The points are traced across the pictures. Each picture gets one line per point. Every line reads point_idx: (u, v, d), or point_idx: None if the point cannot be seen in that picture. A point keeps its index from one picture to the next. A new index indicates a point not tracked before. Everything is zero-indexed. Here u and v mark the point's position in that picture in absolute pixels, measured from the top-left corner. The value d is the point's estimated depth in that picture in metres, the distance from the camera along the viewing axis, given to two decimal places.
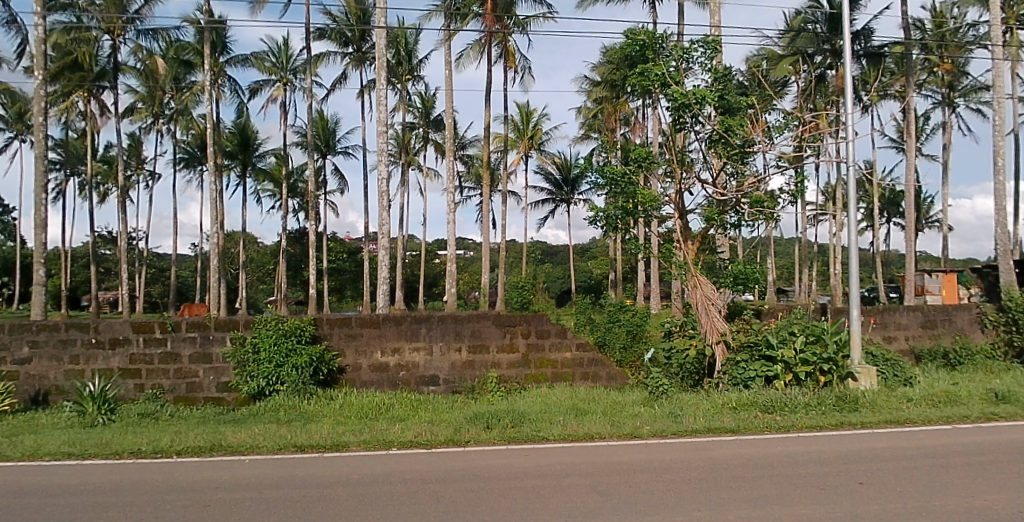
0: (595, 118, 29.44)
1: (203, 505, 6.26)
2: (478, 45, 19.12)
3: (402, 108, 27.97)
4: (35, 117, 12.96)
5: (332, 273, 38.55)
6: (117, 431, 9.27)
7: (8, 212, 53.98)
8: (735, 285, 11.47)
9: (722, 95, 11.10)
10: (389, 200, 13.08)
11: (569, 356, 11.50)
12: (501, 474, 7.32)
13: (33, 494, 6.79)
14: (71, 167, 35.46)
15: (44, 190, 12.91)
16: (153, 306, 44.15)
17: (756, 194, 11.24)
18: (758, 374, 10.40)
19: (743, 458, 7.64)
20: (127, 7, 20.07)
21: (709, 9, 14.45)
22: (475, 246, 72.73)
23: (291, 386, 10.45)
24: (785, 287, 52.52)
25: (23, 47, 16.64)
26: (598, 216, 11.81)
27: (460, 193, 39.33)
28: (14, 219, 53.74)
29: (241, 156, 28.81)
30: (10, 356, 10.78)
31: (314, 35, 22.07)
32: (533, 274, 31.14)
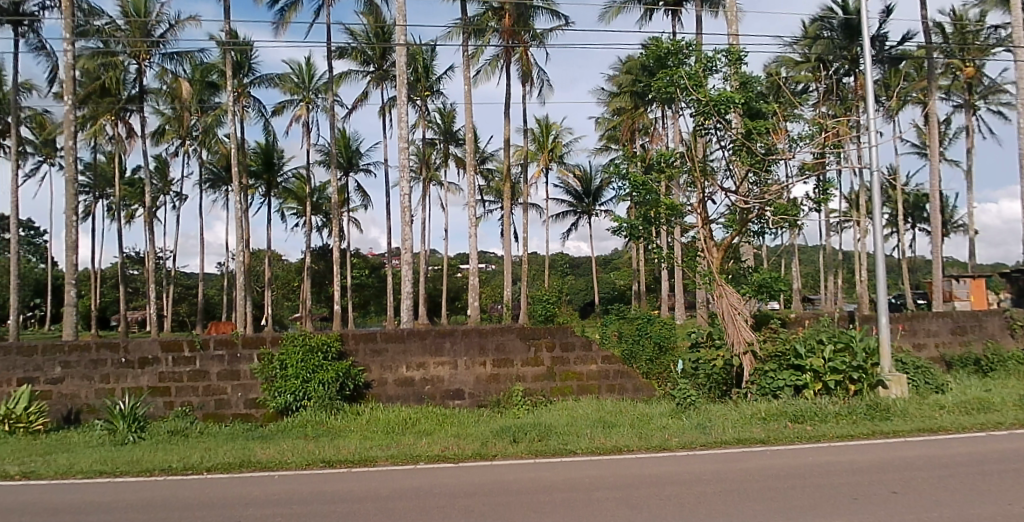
0: (615, 129, 29.60)
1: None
2: (497, 60, 19.28)
3: (422, 123, 28.20)
4: (63, 141, 13.13)
5: (356, 289, 38.89)
6: (148, 449, 9.39)
7: (40, 236, 55.29)
8: (760, 294, 11.41)
9: (746, 100, 11.10)
10: (411, 215, 13.11)
11: (594, 368, 11.47)
12: (531, 488, 7.31)
13: (67, 512, 6.89)
14: (100, 190, 36.10)
15: (74, 212, 13.09)
16: (180, 325, 44.74)
17: (779, 202, 11.17)
18: (787, 384, 10.32)
19: (775, 469, 7.56)
20: (151, 31, 20.44)
21: (726, 17, 14.46)
22: (498, 259, 73.33)
23: (318, 402, 10.53)
24: (810, 295, 52.13)
25: (53, 73, 17.03)
26: (621, 226, 11.81)
27: (481, 207, 39.52)
28: (45, 242, 54.96)
29: (266, 176, 29.13)
30: (42, 377, 10.94)
31: (334, 54, 22.32)
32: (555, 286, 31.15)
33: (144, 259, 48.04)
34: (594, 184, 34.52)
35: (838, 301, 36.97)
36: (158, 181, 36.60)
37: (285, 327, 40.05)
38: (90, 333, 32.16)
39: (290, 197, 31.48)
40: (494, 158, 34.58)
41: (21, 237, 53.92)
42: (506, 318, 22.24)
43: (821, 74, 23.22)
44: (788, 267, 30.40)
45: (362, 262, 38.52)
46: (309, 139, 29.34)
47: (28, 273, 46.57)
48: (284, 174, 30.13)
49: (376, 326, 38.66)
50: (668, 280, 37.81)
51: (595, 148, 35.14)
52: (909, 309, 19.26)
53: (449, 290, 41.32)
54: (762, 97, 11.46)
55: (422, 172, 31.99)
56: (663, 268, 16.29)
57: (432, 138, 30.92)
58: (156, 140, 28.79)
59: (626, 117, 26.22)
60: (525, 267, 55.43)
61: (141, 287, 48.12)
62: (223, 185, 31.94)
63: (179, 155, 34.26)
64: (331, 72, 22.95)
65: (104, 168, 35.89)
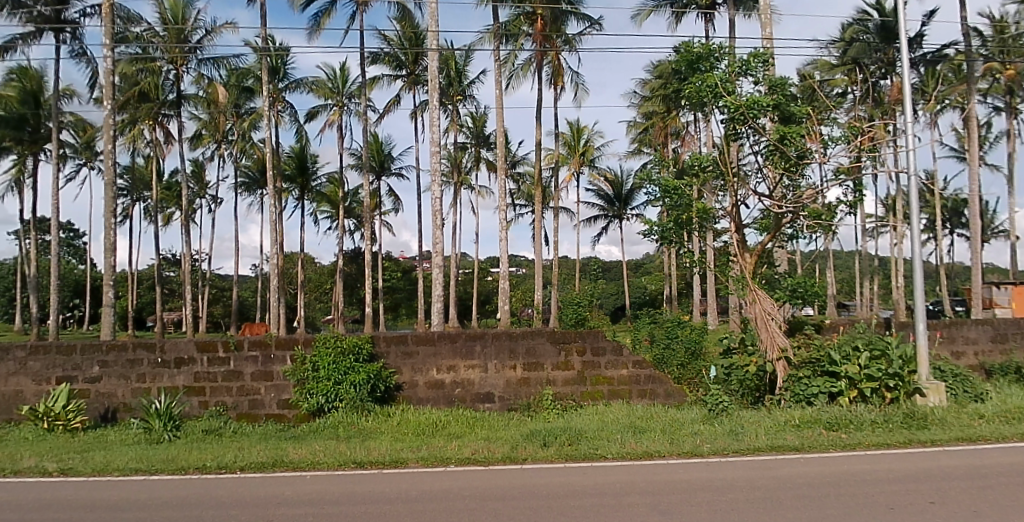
0: (646, 133, 29.49)
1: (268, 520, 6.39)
2: (530, 64, 19.33)
3: (454, 127, 28.34)
4: (103, 144, 13.40)
5: (387, 292, 39.23)
6: (183, 448, 9.53)
7: (79, 237, 56.57)
8: (794, 299, 11.29)
9: (779, 104, 11.00)
10: (442, 218, 13.16)
11: (625, 373, 11.43)
12: (560, 492, 7.28)
13: (104, 508, 7.02)
14: (137, 193, 36.85)
15: (113, 215, 13.33)
16: (215, 326, 45.49)
17: (814, 207, 11.03)
18: (821, 391, 10.19)
19: (809, 477, 7.45)
20: (188, 37, 20.80)
21: (760, 20, 14.36)
22: (528, 263, 73.42)
23: (350, 403, 10.63)
24: (845, 302, 51.36)
25: (94, 78, 17.41)
26: (652, 230, 11.76)
27: (511, 210, 39.62)
28: (84, 243, 56.21)
29: (300, 180, 29.45)
30: (80, 375, 11.17)
31: (368, 59, 22.54)
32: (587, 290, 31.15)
33: (180, 261, 48.91)
34: (625, 189, 34.40)
35: (874, 308, 36.41)
36: (194, 185, 37.30)
37: (316, 329, 40.46)
38: (128, 333, 32.83)
39: (323, 201, 31.78)
40: (524, 162, 34.64)
41: (62, 239, 55.25)
42: (537, 321, 22.27)
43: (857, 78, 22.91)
44: (822, 273, 30.00)
45: (393, 265, 38.84)
46: (342, 144, 29.59)
47: (68, 275, 47.67)
48: (317, 178, 30.44)
49: (407, 329, 38.84)
50: (700, 284, 37.57)
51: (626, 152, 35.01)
52: (951, 315, 18.93)
53: (479, 294, 41.45)
54: (795, 100, 11.32)
55: (453, 176, 32.15)
56: (698, 273, 16.19)
57: (463, 142, 31.07)
58: (192, 144, 29.26)
59: (658, 121, 26.11)
60: (555, 271, 55.40)
61: (177, 288, 49.00)
62: (257, 189, 32.38)
63: (214, 158, 34.80)
64: (364, 77, 23.17)
65: (142, 172, 36.65)
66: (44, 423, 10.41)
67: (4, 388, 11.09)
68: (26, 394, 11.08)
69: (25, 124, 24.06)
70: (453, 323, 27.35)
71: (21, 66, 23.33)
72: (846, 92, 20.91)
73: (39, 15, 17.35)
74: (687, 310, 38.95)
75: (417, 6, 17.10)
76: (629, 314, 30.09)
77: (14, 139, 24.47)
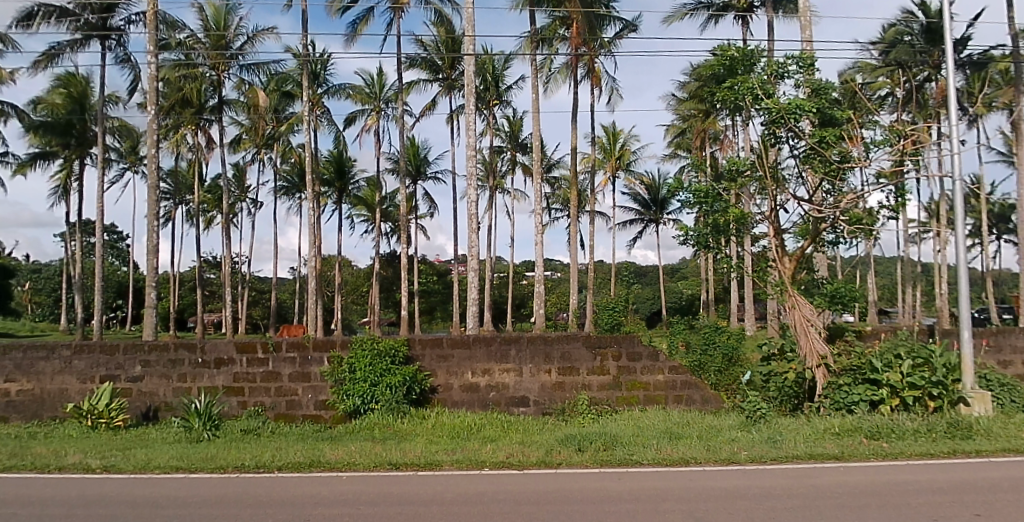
0: (683, 136, 29.34)
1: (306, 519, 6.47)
2: (567, 68, 19.36)
3: (490, 132, 28.45)
4: (147, 149, 13.68)
5: (422, 295, 39.52)
6: (222, 446, 9.69)
7: (123, 240, 58.05)
8: (834, 305, 11.12)
9: (820, 108, 10.83)
10: (478, 221, 13.18)
11: (661, 378, 11.32)
12: (594, 497, 7.25)
13: (145, 505, 7.16)
14: (179, 196, 37.65)
15: (155, 218, 13.60)
16: (254, 327, 46.31)
17: (855, 211, 10.85)
18: (862, 399, 10.01)
19: (849, 486, 7.32)
20: (230, 43, 21.22)
21: (800, 23, 14.20)
22: (563, 267, 73.48)
23: (386, 405, 10.73)
24: (888, 309, 50.43)
25: (137, 84, 17.80)
26: (689, 235, 11.68)
27: (546, 214, 39.70)
28: (128, 246, 57.65)
29: (338, 184, 29.83)
30: (123, 375, 11.42)
31: (405, 63, 22.72)
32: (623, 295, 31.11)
33: (221, 263, 49.86)
34: (661, 193, 34.23)
35: (918, 315, 35.71)
36: (235, 189, 37.97)
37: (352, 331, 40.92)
38: (171, 333, 33.55)
39: (361, 205, 32.12)
40: (560, 166, 34.64)
41: (107, 242, 56.75)
42: (573, 326, 22.30)
43: (899, 80, 22.56)
44: (864, 280, 29.52)
45: (429, 268, 39.14)
46: (380, 149, 29.88)
47: (112, 276, 48.89)
48: (355, 181, 30.80)
49: (441, 332, 38.99)
50: (738, 289, 37.22)
51: (663, 156, 34.88)
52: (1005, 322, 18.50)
53: (514, 298, 41.58)
54: (836, 103, 11.16)
55: (488, 180, 32.28)
56: (739, 279, 16.07)
57: (500, 147, 31.16)
58: (233, 149, 29.79)
59: (696, 124, 25.95)
60: (591, 275, 55.35)
61: (217, 290, 49.93)
62: (296, 193, 32.84)
63: (254, 163, 35.41)
64: (401, 82, 23.37)
65: (183, 176, 37.47)
66: (87, 421, 10.69)
67: (50, 386, 11.40)
68: (71, 392, 11.38)
69: (71, 131, 24.72)
70: (489, 327, 27.43)
71: (68, 73, 23.77)
72: (889, 95, 20.63)
73: (86, 23, 17.94)
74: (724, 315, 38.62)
75: (454, 11, 17.19)
76: (666, 319, 29.95)
77: (62, 144, 25.21)
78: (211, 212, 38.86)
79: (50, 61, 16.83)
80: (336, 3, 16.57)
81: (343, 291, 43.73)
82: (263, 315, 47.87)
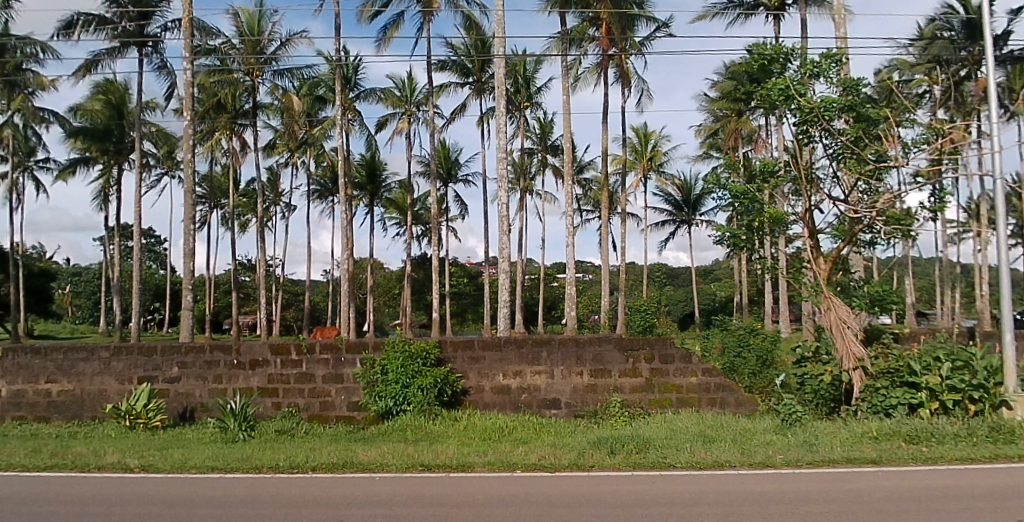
0: (715, 136, 29.12)
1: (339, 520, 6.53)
2: (597, 68, 19.33)
3: (521, 134, 28.51)
4: (183, 154, 13.91)
5: (454, 297, 39.72)
6: (256, 447, 9.82)
7: (160, 243, 59.24)
8: (871, 307, 10.96)
9: (855, 106, 10.67)
10: (508, 223, 13.18)
11: (694, 380, 11.22)
12: (627, 500, 7.21)
13: (183, 504, 7.30)
14: (214, 200, 38.30)
15: (191, 222, 13.82)
16: (288, 329, 46.98)
17: (892, 211, 10.65)
18: (900, 402, 9.85)
19: (888, 491, 7.19)
20: (264, 48, 21.50)
21: (834, 20, 14.03)
22: (594, 269, 73.40)
23: (418, 407, 10.80)
24: (926, 310, 49.49)
25: (173, 90, 18.13)
26: (722, 236, 11.60)
27: (577, 216, 39.68)
28: (165, 249, 58.81)
29: (370, 188, 30.09)
30: (160, 376, 11.63)
31: (436, 66, 22.83)
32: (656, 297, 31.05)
33: (255, 266, 50.59)
34: (694, 194, 34.02)
35: (958, 316, 34.97)
36: (269, 193, 38.49)
37: (384, 333, 41.28)
38: (207, 335, 34.20)
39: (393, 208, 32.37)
40: (591, 167, 34.57)
41: (144, 245, 57.93)
42: (607, 327, 22.31)
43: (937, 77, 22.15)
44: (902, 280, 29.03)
45: (460, 270, 39.35)
46: (410, 151, 30.08)
47: (150, 279, 49.90)
48: (387, 184, 31.03)
49: (473, 334, 39.09)
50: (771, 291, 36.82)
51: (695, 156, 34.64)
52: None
53: (545, 300, 41.62)
54: (871, 101, 10.98)
55: (519, 182, 32.35)
56: (777, 280, 15.90)
57: (531, 148, 31.18)
58: (267, 153, 30.20)
59: (729, 124, 25.73)
60: (623, 277, 55.19)
61: (252, 292, 50.73)
62: (329, 196, 33.20)
63: (287, 166, 35.88)
64: (432, 85, 23.45)
65: (218, 181, 38.10)
66: (126, 421, 10.92)
67: (90, 387, 11.66)
68: (110, 393, 11.61)
69: (111, 137, 25.27)
70: (521, 329, 27.46)
71: (107, 80, 24.48)
72: (928, 92, 20.29)
73: (124, 31, 18.44)
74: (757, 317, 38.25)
75: (485, 13, 17.25)
76: (699, 322, 29.78)
77: (101, 150, 25.78)
78: (246, 216, 39.48)
79: (90, 69, 17.21)
80: (367, 9, 16.75)
81: (376, 294, 44.14)
82: (297, 317, 48.53)
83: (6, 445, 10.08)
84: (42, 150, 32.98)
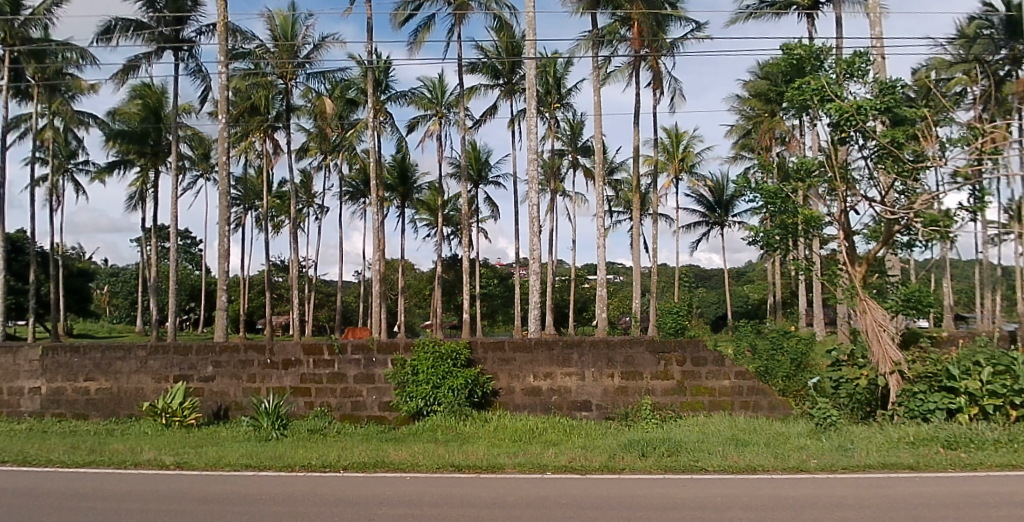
0: (748, 136, 28.85)
1: (370, 519, 6.60)
2: (627, 68, 19.29)
3: (551, 135, 28.50)
4: (217, 156, 14.13)
5: (484, 298, 39.87)
6: (289, 446, 9.95)
7: (196, 245, 60.37)
8: (908, 310, 10.79)
9: (891, 106, 10.51)
10: (539, 225, 13.17)
11: (727, 383, 11.13)
12: (658, 504, 7.18)
13: (217, 501, 7.42)
14: (248, 202, 38.90)
15: (226, 223, 14.02)
16: (321, 330, 47.59)
17: (930, 212, 10.44)
18: (938, 407, 9.68)
19: (925, 497, 7.07)
20: (298, 52, 21.76)
21: (871, 18, 13.81)
22: (626, 270, 73.19)
23: (448, 408, 10.86)
24: (966, 314, 48.42)
25: (208, 93, 18.43)
26: (756, 238, 11.48)
27: (608, 217, 39.60)
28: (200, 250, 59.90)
29: (401, 189, 30.31)
30: (196, 374, 11.83)
31: (466, 69, 22.94)
32: (688, 299, 30.82)
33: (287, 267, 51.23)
34: (727, 195, 33.71)
35: (1000, 320, 34.15)
36: (301, 195, 38.95)
37: (416, 334, 41.58)
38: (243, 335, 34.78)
39: (424, 209, 32.57)
40: (622, 168, 34.46)
41: (180, 246, 59.11)
42: (641, 329, 22.33)
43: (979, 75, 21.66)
44: (943, 282, 28.42)
45: (490, 272, 39.50)
46: (442, 153, 30.23)
47: (185, 280, 50.86)
48: (418, 186, 31.23)
49: (504, 335, 39.22)
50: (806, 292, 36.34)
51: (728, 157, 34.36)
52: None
53: (576, 301, 41.57)
54: (909, 101, 10.79)
55: (550, 183, 32.38)
56: (814, 283, 15.76)
57: (561, 149, 31.16)
58: (300, 155, 30.60)
59: (762, 124, 25.48)
60: (654, 278, 54.94)
61: (285, 292, 51.47)
62: (360, 198, 33.53)
63: (319, 169, 36.31)
64: (462, 88, 23.55)
65: (251, 183, 38.66)
66: (162, 419, 11.13)
67: (127, 385, 11.89)
68: (147, 391, 11.84)
69: (148, 140, 25.77)
70: (553, 330, 27.47)
71: (145, 84, 24.91)
72: (970, 90, 19.90)
73: (160, 35, 18.83)
74: (791, 320, 37.79)
75: (516, 15, 17.31)
76: (732, 325, 29.49)
77: (138, 153, 26.16)
78: (280, 217, 40.05)
79: (128, 73, 17.58)
80: (399, 13, 16.89)
81: (407, 295, 44.47)
82: (330, 317, 49.08)
83: (46, 441, 10.33)
84: (82, 153, 33.78)
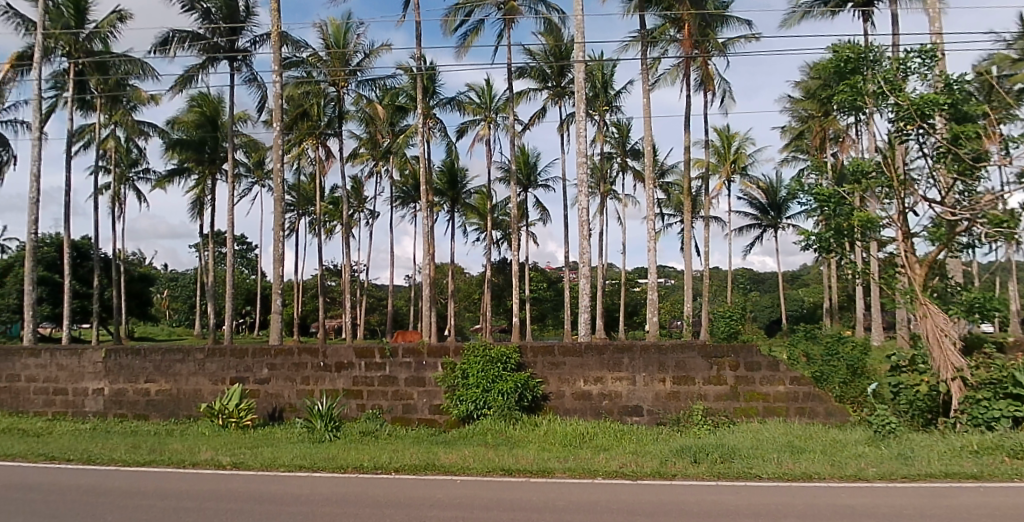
0: (801, 136, 28.31)
1: None
2: (677, 69, 19.16)
3: (600, 138, 28.42)
4: (272, 164, 14.47)
5: (534, 302, 39.93)
6: (343, 447, 10.14)
7: (251, 250, 61.96)
8: (970, 314, 10.45)
9: (952, 103, 10.22)
10: (588, 228, 13.13)
11: (782, 389, 10.93)
12: (709, 511, 7.10)
13: (273, 501, 7.60)
14: (301, 208, 39.80)
15: (280, 229, 14.34)
16: (372, 333, 48.31)
17: (994, 213, 10.11)
18: (1004, 415, 9.38)
19: (988, 508, 6.84)
20: (349, 60, 22.20)
21: (932, 15, 13.44)
22: (679, 273, 72.48)
23: (498, 411, 10.91)
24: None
25: (263, 101, 18.90)
26: (810, 241, 11.27)
27: (657, 219, 39.30)
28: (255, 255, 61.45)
29: (450, 194, 30.62)
30: (252, 376, 12.13)
31: (515, 74, 23.09)
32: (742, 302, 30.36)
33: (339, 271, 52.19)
34: (779, 196, 33.11)
35: None
36: (352, 200, 39.63)
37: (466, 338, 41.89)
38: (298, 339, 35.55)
39: (473, 214, 32.82)
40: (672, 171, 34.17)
41: (236, 252, 60.77)
42: (698, 332, 22.09)
43: None
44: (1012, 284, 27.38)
45: (539, 276, 39.51)
46: (490, 157, 30.43)
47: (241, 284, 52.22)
48: (467, 191, 31.46)
49: (554, 339, 39.23)
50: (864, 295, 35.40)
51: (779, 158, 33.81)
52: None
53: (626, 305, 41.33)
54: (971, 97, 10.47)
55: (598, 186, 32.29)
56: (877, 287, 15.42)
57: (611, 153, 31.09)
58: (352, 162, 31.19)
59: (816, 124, 25.02)
60: (707, 281, 54.26)
61: (337, 296, 52.44)
62: (410, 203, 33.97)
63: (370, 174, 36.95)
64: (511, 93, 23.70)
65: (303, 190, 39.50)
66: (219, 420, 11.43)
67: (186, 387, 12.26)
68: (204, 393, 12.19)
69: (205, 147, 26.61)
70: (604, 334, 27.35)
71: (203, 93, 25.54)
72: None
73: (215, 46, 19.43)
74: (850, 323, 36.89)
75: (566, 20, 17.38)
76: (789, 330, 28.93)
77: (196, 159, 27.14)
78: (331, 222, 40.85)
79: (186, 83, 18.14)
80: (449, 20, 17.10)
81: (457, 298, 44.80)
82: (380, 321, 49.76)
83: (110, 441, 10.72)
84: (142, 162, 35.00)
